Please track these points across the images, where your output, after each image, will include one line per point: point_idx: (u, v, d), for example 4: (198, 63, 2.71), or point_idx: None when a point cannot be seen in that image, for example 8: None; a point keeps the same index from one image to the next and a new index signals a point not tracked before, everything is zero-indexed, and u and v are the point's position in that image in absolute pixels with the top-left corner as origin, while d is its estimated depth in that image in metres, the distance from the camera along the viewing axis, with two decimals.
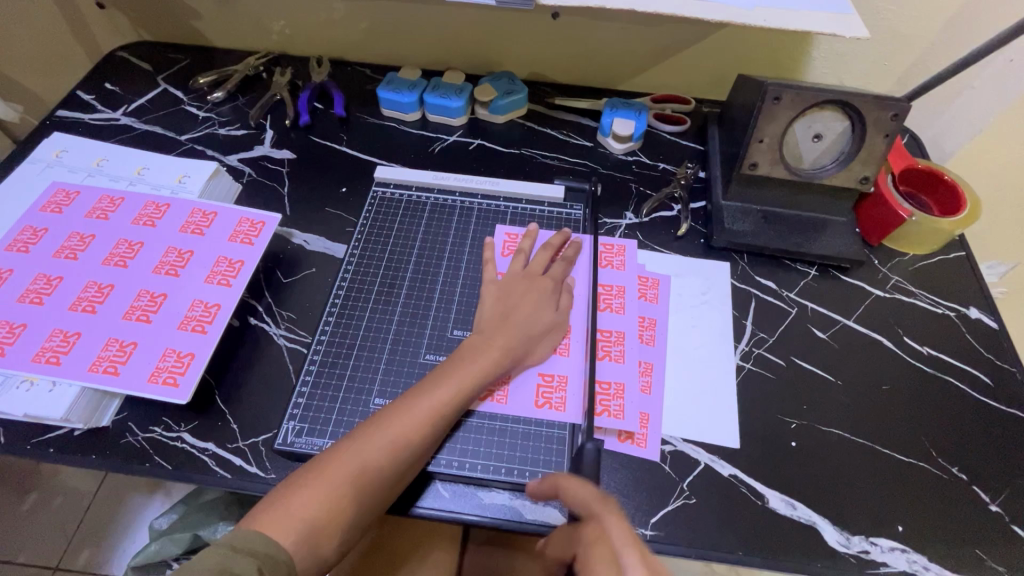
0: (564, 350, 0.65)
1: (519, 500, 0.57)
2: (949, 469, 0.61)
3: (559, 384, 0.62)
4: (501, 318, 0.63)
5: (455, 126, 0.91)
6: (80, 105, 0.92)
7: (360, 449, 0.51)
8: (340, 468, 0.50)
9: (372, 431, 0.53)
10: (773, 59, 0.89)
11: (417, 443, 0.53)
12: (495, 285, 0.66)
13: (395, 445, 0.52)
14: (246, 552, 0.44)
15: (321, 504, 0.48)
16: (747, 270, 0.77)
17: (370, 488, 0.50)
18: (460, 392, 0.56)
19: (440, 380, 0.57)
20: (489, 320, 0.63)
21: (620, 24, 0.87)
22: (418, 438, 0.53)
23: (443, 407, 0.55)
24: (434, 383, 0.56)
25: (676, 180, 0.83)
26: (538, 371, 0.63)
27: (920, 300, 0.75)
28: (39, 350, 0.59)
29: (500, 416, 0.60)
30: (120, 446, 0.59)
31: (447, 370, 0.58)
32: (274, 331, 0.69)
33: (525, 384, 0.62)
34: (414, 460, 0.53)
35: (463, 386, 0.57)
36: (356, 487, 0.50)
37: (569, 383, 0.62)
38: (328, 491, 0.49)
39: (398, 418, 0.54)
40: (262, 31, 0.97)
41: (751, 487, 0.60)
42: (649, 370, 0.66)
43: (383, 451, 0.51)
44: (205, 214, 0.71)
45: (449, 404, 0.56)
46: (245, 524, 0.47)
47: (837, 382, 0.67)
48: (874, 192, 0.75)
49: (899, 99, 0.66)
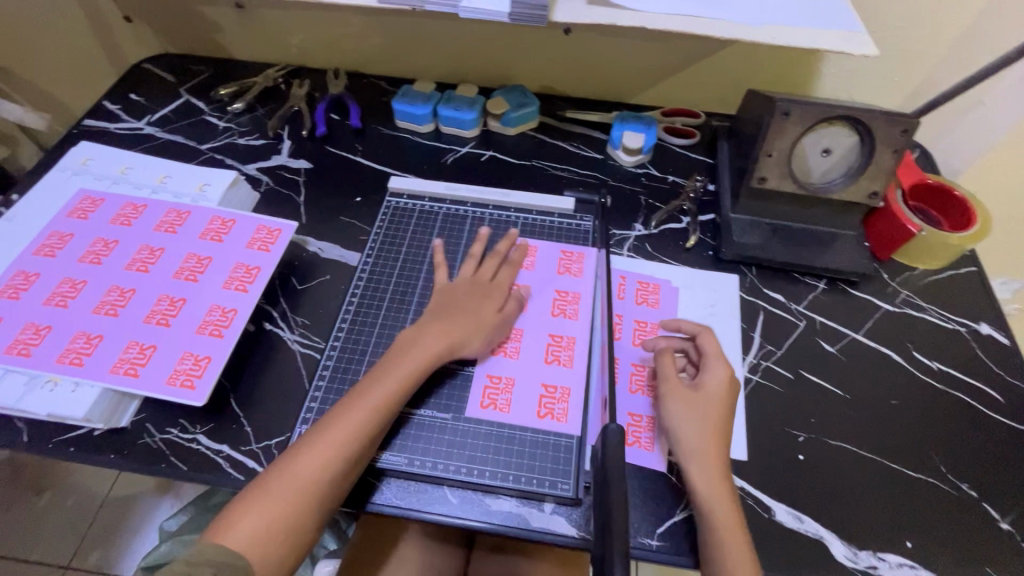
0: (566, 361, 0.65)
1: (526, 507, 0.57)
2: (958, 485, 0.61)
3: (562, 396, 0.63)
4: (443, 313, 0.63)
5: (467, 137, 0.93)
6: (107, 114, 0.96)
7: (295, 458, 0.52)
8: (283, 475, 0.51)
9: (307, 438, 0.53)
10: (782, 75, 0.90)
11: (351, 447, 0.53)
12: (442, 287, 0.67)
13: (329, 450, 0.52)
14: (209, 563, 0.46)
15: (266, 516, 0.49)
16: (756, 283, 0.77)
17: (309, 496, 0.51)
18: (395, 389, 0.57)
19: (374, 380, 0.57)
20: (427, 317, 0.63)
21: (631, 39, 0.89)
22: (352, 441, 0.53)
23: (378, 407, 0.55)
24: (368, 383, 0.57)
25: (685, 193, 0.84)
26: (540, 382, 0.64)
27: (929, 315, 0.74)
28: (63, 351, 0.61)
29: (503, 424, 0.61)
30: (138, 446, 0.61)
31: (379, 371, 0.58)
32: (288, 336, 0.70)
33: (527, 394, 0.63)
34: (351, 461, 0.53)
35: (397, 384, 0.57)
36: (296, 497, 0.50)
37: (572, 395, 0.63)
38: (272, 501, 0.50)
39: (331, 422, 0.54)
40: (282, 44, 1.00)
41: (757, 499, 0.60)
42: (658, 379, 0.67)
43: (316, 457, 0.52)
44: (224, 221, 0.73)
45: (383, 404, 0.56)
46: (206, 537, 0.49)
47: (845, 397, 0.67)
48: (884, 207, 0.76)
49: (907, 115, 0.67)
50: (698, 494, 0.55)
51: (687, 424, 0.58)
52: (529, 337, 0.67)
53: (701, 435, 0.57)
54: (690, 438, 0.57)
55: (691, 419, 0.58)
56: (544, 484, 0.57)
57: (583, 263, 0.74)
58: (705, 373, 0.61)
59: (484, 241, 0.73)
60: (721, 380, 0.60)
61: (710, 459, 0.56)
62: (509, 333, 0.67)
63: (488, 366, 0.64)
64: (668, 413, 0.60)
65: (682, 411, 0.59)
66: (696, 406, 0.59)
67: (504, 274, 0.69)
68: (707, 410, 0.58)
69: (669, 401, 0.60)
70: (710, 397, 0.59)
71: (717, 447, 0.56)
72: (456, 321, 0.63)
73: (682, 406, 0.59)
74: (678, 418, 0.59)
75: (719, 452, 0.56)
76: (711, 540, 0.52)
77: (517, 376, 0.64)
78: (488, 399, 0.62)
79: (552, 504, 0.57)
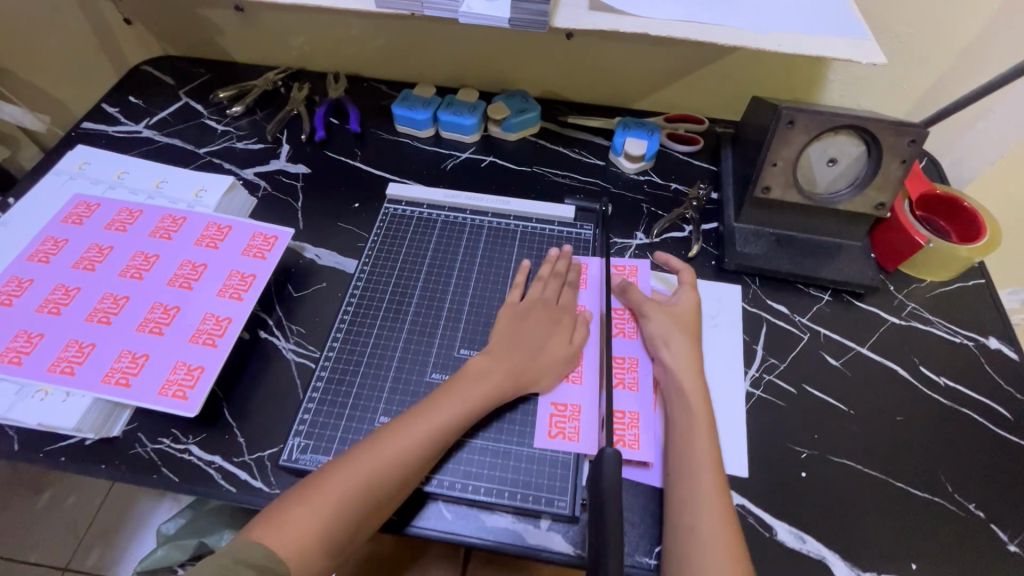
0: (631, 383, 0.65)
1: (522, 523, 0.56)
2: (964, 505, 0.60)
3: (632, 421, 0.62)
4: (511, 342, 0.62)
5: (467, 142, 0.91)
6: (105, 117, 0.95)
7: (353, 467, 0.51)
8: (334, 481, 0.50)
9: (367, 448, 0.52)
10: (787, 82, 0.88)
11: (407, 468, 0.52)
12: (508, 309, 0.65)
13: (386, 465, 0.51)
14: (245, 564, 0.45)
15: (315, 522, 0.48)
16: (759, 293, 0.76)
17: (359, 510, 0.50)
18: (459, 413, 0.56)
19: (438, 401, 0.56)
20: (496, 343, 0.62)
21: (633, 45, 0.87)
22: (407, 459, 0.52)
23: (437, 430, 0.54)
24: (431, 403, 0.56)
25: (687, 201, 0.83)
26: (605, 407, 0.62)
27: (936, 328, 0.73)
28: (54, 360, 0.60)
29: (573, 454, 0.59)
30: (129, 456, 0.60)
31: (444, 392, 0.57)
32: (283, 345, 0.69)
33: (594, 421, 0.60)
34: (405, 481, 0.52)
35: (461, 410, 0.56)
36: (348, 507, 0.49)
37: (641, 420, 0.62)
38: (323, 508, 0.49)
39: (391, 437, 0.53)
40: (282, 47, 0.99)
41: (758, 518, 0.58)
42: (644, 375, 0.65)
43: (372, 469, 0.51)
44: (220, 228, 0.73)
45: (444, 428, 0.55)
46: (247, 532, 0.48)
47: (849, 412, 0.66)
48: (891, 217, 0.74)
49: (916, 125, 0.65)
50: (676, 385, 0.61)
51: (667, 331, 0.65)
52: (589, 362, 0.64)
53: (682, 340, 0.64)
54: (674, 341, 0.64)
55: (673, 328, 0.65)
56: (541, 501, 0.56)
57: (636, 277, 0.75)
58: (681, 293, 0.69)
59: (549, 261, 0.71)
60: (693, 302, 0.68)
61: (688, 357, 0.63)
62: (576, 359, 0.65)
63: (554, 393, 0.62)
64: (651, 323, 0.66)
65: (665, 321, 0.66)
66: (677, 318, 0.66)
67: (567, 295, 0.68)
68: (684, 323, 0.66)
69: (651, 313, 0.67)
70: (686, 314, 0.66)
71: (693, 349, 0.64)
72: (526, 351, 0.61)
73: (665, 317, 0.66)
74: (661, 326, 0.66)
75: (697, 352, 0.64)
76: (685, 422, 0.59)
77: (583, 402, 0.61)
78: (556, 428, 0.60)
79: (548, 520, 0.56)
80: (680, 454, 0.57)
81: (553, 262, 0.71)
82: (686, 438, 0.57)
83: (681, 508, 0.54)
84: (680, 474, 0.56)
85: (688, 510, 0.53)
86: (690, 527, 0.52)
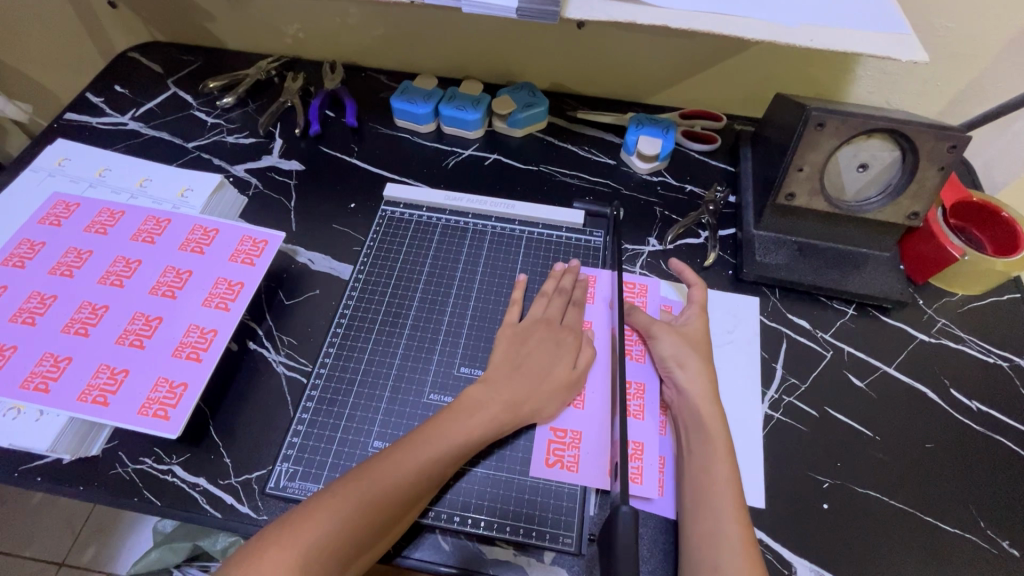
0: (637, 412, 0.60)
1: (525, 558, 0.53)
2: (998, 542, 0.56)
3: (635, 452, 0.58)
4: (511, 365, 0.58)
5: (470, 138, 0.86)
6: (89, 108, 0.90)
7: (340, 503, 0.47)
8: (316, 519, 0.46)
9: (354, 483, 0.49)
10: (812, 78, 0.83)
11: (397, 506, 0.49)
12: (510, 329, 0.61)
13: (377, 502, 0.48)
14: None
15: (298, 561, 0.44)
16: (779, 307, 0.71)
17: (345, 549, 0.46)
18: (457, 447, 0.52)
19: (433, 431, 0.52)
20: (498, 369, 0.58)
21: (649, 36, 0.82)
22: (398, 497, 0.49)
23: (434, 464, 0.51)
24: (426, 434, 0.52)
25: (704, 205, 0.78)
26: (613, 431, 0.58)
27: (969, 347, 0.68)
28: (27, 375, 0.56)
29: (570, 484, 0.55)
30: (108, 478, 0.57)
31: (440, 422, 0.53)
32: (273, 357, 0.65)
33: (598, 449, 0.56)
34: (393, 519, 0.49)
35: (457, 442, 0.52)
36: (333, 546, 0.46)
37: (646, 451, 0.58)
38: (307, 547, 0.45)
39: (382, 471, 0.49)
40: (275, 33, 0.94)
41: (777, 554, 0.55)
42: (651, 402, 0.61)
43: (361, 507, 0.47)
44: (206, 231, 0.68)
45: (439, 461, 0.51)
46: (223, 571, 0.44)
47: (874, 438, 0.62)
48: (923, 227, 0.69)
49: (958, 130, 0.60)
50: (691, 412, 0.57)
51: (680, 353, 0.61)
52: (598, 385, 0.60)
53: (697, 362, 0.60)
54: (688, 364, 0.60)
55: (687, 349, 0.61)
56: (544, 537, 0.52)
57: (646, 296, 0.69)
58: (692, 315, 0.65)
59: (554, 276, 0.67)
60: (704, 323, 0.64)
61: (704, 379, 0.59)
62: (584, 382, 0.60)
63: (554, 418, 0.58)
64: (662, 345, 0.62)
65: (678, 343, 0.62)
66: (689, 340, 0.62)
67: (573, 314, 0.64)
68: (696, 346, 0.61)
69: (661, 333, 0.63)
70: (696, 335, 0.63)
71: (709, 373, 0.60)
72: (530, 378, 0.57)
73: (676, 338, 0.62)
74: (673, 347, 0.61)
75: (711, 377, 0.59)
76: (699, 451, 0.55)
77: (585, 429, 0.58)
78: (554, 456, 0.56)
79: (553, 554, 0.53)
80: (697, 485, 0.53)
81: (558, 277, 0.67)
82: (704, 467, 0.54)
83: (704, 546, 0.49)
84: (699, 507, 0.52)
85: (712, 547, 0.49)
86: (714, 565, 0.48)
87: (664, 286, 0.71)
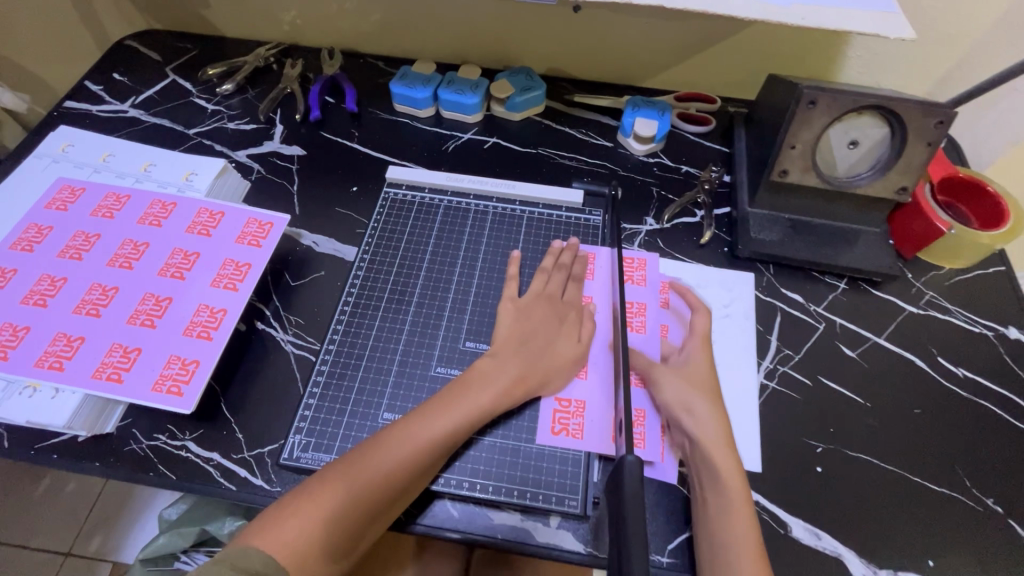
0: (638, 380, 0.63)
1: (530, 521, 0.55)
2: (983, 500, 0.58)
3: (637, 419, 0.60)
4: (517, 339, 0.60)
5: (469, 123, 0.88)
6: (88, 96, 0.90)
7: (357, 475, 0.49)
8: (336, 488, 0.48)
9: (369, 453, 0.51)
10: (804, 59, 0.84)
11: (409, 476, 0.51)
12: (512, 305, 0.63)
13: (386, 474, 0.50)
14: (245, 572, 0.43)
15: (314, 531, 0.46)
16: (773, 282, 0.73)
17: (364, 514, 0.48)
18: (464, 422, 0.54)
19: (444, 406, 0.54)
20: (504, 343, 0.59)
21: (644, 19, 0.83)
22: (408, 468, 0.50)
23: (442, 438, 0.52)
24: (434, 410, 0.54)
25: (699, 185, 0.80)
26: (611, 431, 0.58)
27: (955, 318, 0.71)
28: (42, 355, 0.58)
29: (575, 450, 0.57)
30: (124, 454, 0.58)
31: (450, 397, 0.55)
32: (281, 337, 0.67)
33: (600, 417, 0.58)
34: (403, 492, 0.50)
35: (468, 413, 0.54)
36: (346, 516, 0.48)
37: (647, 418, 0.60)
38: (322, 517, 0.47)
39: (390, 446, 0.51)
40: (273, 20, 0.94)
41: (773, 514, 0.57)
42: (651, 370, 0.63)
43: (377, 477, 0.49)
44: (212, 214, 0.69)
45: (448, 437, 0.53)
46: (241, 541, 0.46)
47: (865, 404, 0.64)
48: (911, 202, 0.71)
49: (944, 106, 0.62)
50: (704, 458, 0.55)
51: (686, 394, 0.59)
52: (600, 356, 0.62)
53: (704, 404, 0.58)
54: (695, 406, 0.58)
55: (691, 392, 0.59)
56: (550, 500, 0.54)
57: (644, 271, 0.71)
58: (693, 350, 0.63)
59: (553, 253, 0.68)
60: (706, 357, 0.62)
61: (713, 421, 0.57)
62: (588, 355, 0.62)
63: (560, 389, 0.60)
64: (665, 391, 0.59)
65: (680, 386, 0.59)
66: (693, 381, 0.60)
67: (573, 288, 0.65)
68: (700, 383, 0.59)
69: (663, 378, 0.60)
70: (700, 372, 0.60)
71: (719, 415, 0.57)
72: (536, 351, 0.59)
73: (680, 381, 0.60)
74: (676, 392, 0.59)
75: (722, 417, 0.57)
76: (714, 499, 0.53)
77: (589, 398, 0.60)
78: (560, 425, 0.58)
79: (558, 518, 0.55)
80: (714, 539, 0.51)
81: (557, 254, 0.68)
82: (720, 517, 0.51)
83: None
84: (717, 564, 0.49)
85: None
86: None
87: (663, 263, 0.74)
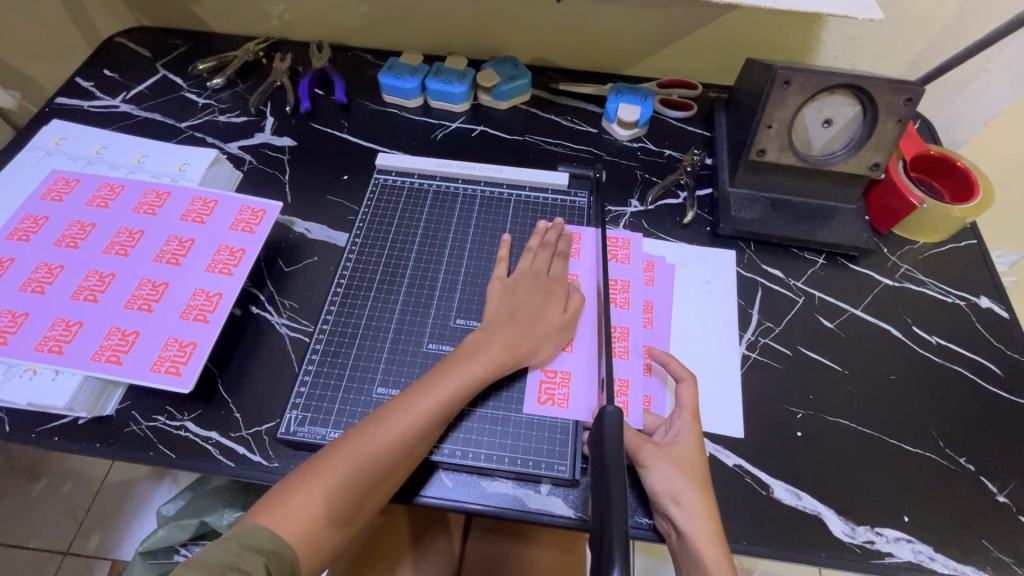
0: (622, 352, 0.65)
1: (522, 489, 0.57)
2: (956, 459, 0.61)
3: (621, 388, 0.62)
4: (505, 314, 0.61)
5: (457, 112, 0.89)
6: (80, 92, 0.91)
7: (353, 454, 0.51)
8: (334, 466, 0.50)
9: (364, 431, 0.52)
10: (781, 43, 0.87)
11: (405, 450, 0.52)
12: (499, 284, 0.64)
13: (383, 449, 0.51)
14: (255, 550, 0.46)
15: (317, 509, 0.49)
16: (753, 259, 0.75)
17: (362, 488, 0.50)
18: (457, 392, 0.55)
19: (437, 381, 0.55)
20: (493, 318, 0.61)
21: (624, 7, 0.85)
22: (405, 443, 0.52)
23: (436, 411, 0.54)
24: (428, 385, 0.55)
25: (682, 167, 0.82)
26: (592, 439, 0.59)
27: (929, 289, 0.73)
28: (41, 339, 0.59)
29: (562, 419, 0.59)
30: (124, 435, 0.59)
31: (443, 371, 0.56)
32: (276, 320, 0.68)
33: (583, 388, 0.61)
34: (399, 466, 0.52)
35: (460, 387, 0.55)
36: (347, 493, 0.50)
37: (630, 387, 0.62)
38: (323, 494, 0.49)
39: (385, 424, 0.52)
40: (262, 15, 0.96)
41: (755, 477, 0.59)
42: (634, 343, 0.66)
43: (373, 453, 0.51)
44: (205, 203, 0.71)
45: (442, 409, 0.54)
46: (249, 519, 0.49)
47: (843, 372, 0.67)
48: (885, 179, 0.74)
49: (912, 83, 0.64)
50: (691, 555, 0.51)
51: (674, 484, 0.53)
52: (585, 331, 0.65)
53: (694, 496, 0.53)
54: (684, 499, 0.53)
55: (681, 480, 0.54)
56: (541, 466, 0.56)
57: (628, 249, 0.74)
58: (682, 427, 0.57)
59: (538, 233, 0.70)
60: (696, 437, 0.56)
61: (704, 515, 0.52)
62: (575, 330, 0.65)
63: (546, 362, 0.62)
64: (653, 477, 0.54)
65: (669, 473, 0.54)
66: (682, 466, 0.54)
67: (558, 266, 0.67)
68: (688, 467, 0.55)
69: (651, 461, 0.55)
70: (689, 456, 0.55)
71: (707, 504, 0.53)
72: (524, 324, 0.61)
73: (670, 468, 0.54)
74: (665, 480, 0.54)
75: (711, 508, 0.53)
76: None
77: (574, 370, 0.62)
78: (545, 395, 0.60)
79: (549, 485, 0.57)
80: None
81: (542, 233, 0.70)
82: None
83: None
84: None
85: None
86: None
87: (646, 243, 0.76)
